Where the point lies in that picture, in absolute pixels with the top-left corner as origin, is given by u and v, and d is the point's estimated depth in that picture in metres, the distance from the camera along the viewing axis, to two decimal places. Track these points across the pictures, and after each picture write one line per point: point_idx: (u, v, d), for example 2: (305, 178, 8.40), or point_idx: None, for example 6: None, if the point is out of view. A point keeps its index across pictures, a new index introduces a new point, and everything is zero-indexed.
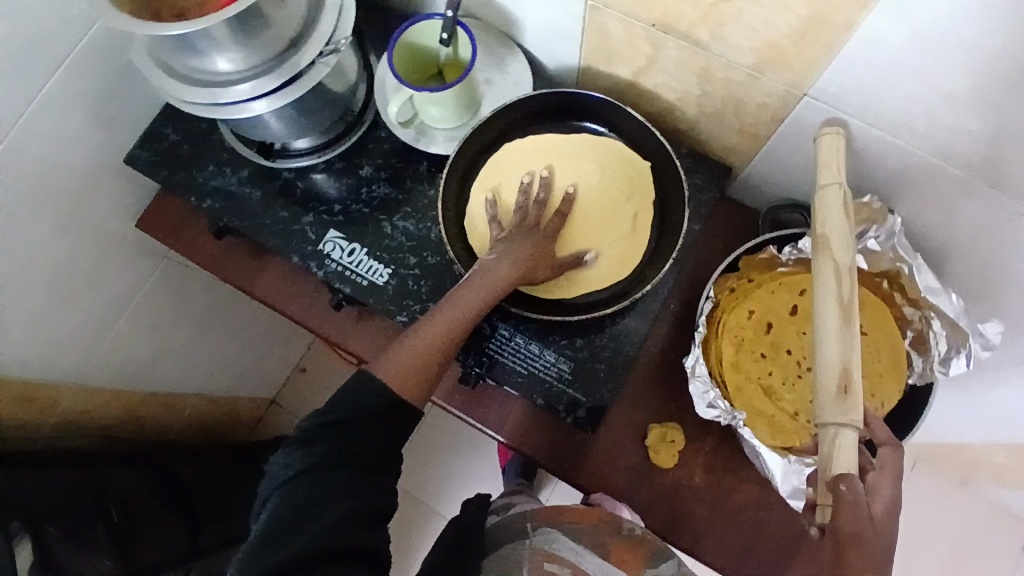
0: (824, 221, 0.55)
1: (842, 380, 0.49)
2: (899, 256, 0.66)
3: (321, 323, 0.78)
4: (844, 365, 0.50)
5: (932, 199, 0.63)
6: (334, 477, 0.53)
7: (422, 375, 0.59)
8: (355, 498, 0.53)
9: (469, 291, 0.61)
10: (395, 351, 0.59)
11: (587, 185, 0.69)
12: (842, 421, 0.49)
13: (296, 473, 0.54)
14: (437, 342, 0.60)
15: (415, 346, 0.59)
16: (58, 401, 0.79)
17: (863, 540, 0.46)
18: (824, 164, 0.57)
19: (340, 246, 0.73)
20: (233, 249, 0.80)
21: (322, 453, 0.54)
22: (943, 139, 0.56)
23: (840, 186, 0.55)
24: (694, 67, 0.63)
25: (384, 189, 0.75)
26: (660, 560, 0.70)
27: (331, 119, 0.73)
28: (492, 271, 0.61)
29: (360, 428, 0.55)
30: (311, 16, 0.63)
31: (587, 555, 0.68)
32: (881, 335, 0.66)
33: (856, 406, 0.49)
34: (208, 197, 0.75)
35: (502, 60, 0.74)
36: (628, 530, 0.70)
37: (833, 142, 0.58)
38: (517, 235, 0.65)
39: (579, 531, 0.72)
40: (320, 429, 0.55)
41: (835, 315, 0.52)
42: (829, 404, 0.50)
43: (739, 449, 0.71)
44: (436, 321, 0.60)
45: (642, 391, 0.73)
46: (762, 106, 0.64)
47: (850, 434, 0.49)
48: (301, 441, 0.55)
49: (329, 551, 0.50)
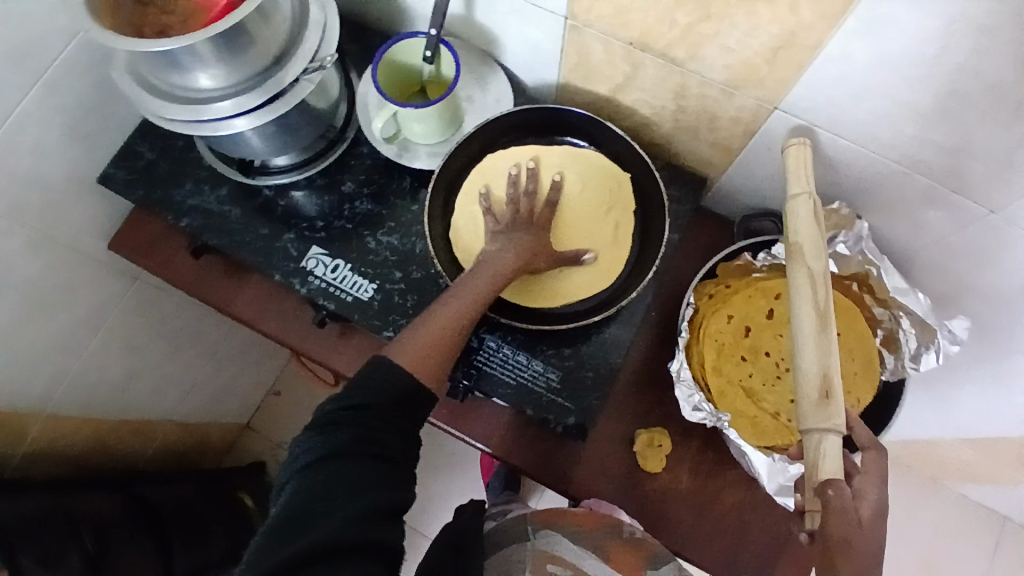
0: (797, 232, 0.57)
1: (822, 385, 0.51)
2: (867, 259, 0.69)
3: (305, 341, 0.77)
4: (824, 370, 0.52)
5: (896, 205, 0.66)
6: (358, 464, 0.52)
7: (435, 357, 0.59)
8: (376, 489, 0.52)
9: (479, 277, 0.62)
10: (409, 336, 0.60)
11: (571, 196, 0.71)
12: (825, 427, 0.51)
13: (315, 459, 0.53)
14: (447, 326, 0.60)
15: (427, 328, 0.60)
16: (28, 429, 0.77)
17: (852, 544, 0.48)
18: (794, 173, 0.59)
19: (323, 262, 0.73)
20: (212, 268, 0.78)
21: (345, 440, 0.53)
22: (906, 148, 0.59)
23: (809, 196, 0.57)
24: (672, 84, 0.66)
25: (366, 205, 0.75)
26: (659, 563, 0.68)
27: (312, 136, 0.73)
28: (495, 260, 0.64)
29: (382, 414, 0.55)
30: (294, 34, 0.63)
31: (589, 558, 0.69)
32: (854, 336, 0.69)
33: (839, 411, 0.51)
34: (186, 216, 0.74)
35: (483, 78, 0.75)
36: (629, 532, 0.69)
37: (800, 153, 0.59)
38: (517, 227, 0.67)
39: (577, 533, 0.71)
40: (341, 415, 0.54)
41: (812, 322, 0.54)
42: (811, 410, 0.51)
43: (723, 452, 0.73)
44: (447, 306, 0.61)
45: (627, 399, 0.74)
46: (735, 120, 0.67)
47: (833, 439, 0.51)
48: (320, 426, 0.55)
49: (345, 544, 0.49)
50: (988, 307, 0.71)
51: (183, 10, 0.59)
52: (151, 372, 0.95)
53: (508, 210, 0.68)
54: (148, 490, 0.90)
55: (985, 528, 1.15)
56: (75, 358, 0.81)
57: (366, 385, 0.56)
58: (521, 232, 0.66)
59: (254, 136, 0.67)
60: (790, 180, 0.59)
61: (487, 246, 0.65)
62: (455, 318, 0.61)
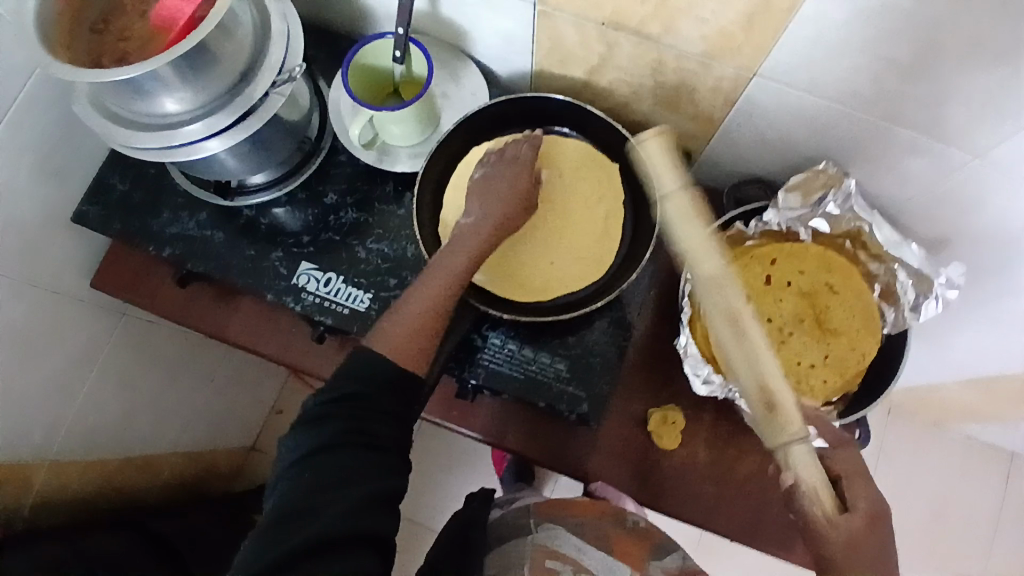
0: (676, 236, 0.57)
1: (763, 398, 0.57)
2: (857, 216, 0.70)
3: (304, 358, 0.76)
4: (761, 383, 0.57)
5: (881, 159, 0.67)
6: (349, 455, 0.51)
7: (418, 340, 0.58)
8: (368, 480, 0.51)
9: (451, 256, 0.61)
10: (387, 325, 0.58)
11: (558, 179, 0.70)
12: (784, 444, 0.56)
13: (304, 455, 0.52)
14: (427, 310, 0.59)
15: (403, 317, 0.59)
16: (34, 478, 0.74)
17: (837, 563, 0.53)
18: (659, 169, 0.57)
19: (315, 277, 0.71)
20: (199, 295, 0.77)
21: (334, 432, 0.52)
22: (889, 102, 0.59)
23: (683, 191, 0.56)
24: (648, 60, 0.65)
25: (352, 214, 0.74)
26: (664, 553, 0.72)
27: (288, 150, 0.71)
28: (469, 235, 0.62)
29: (372, 404, 0.54)
30: (259, 47, 0.61)
31: (589, 552, 0.68)
32: (852, 293, 0.71)
33: (791, 420, 0.56)
34: (168, 244, 0.72)
35: (455, 73, 0.74)
36: (631, 522, 0.74)
37: (660, 142, 0.57)
38: (490, 189, 0.64)
39: (581, 524, 0.72)
40: (330, 407, 0.53)
41: (726, 325, 0.59)
42: (775, 429, 0.57)
43: (736, 420, 0.73)
44: (422, 289, 0.60)
45: (636, 380, 0.74)
46: (715, 91, 0.66)
47: (801, 446, 0.56)
48: (310, 421, 0.53)
49: (339, 538, 0.48)
50: (978, 249, 0.72)
51: (141, 34, 0.57)
52: (149, 405, 0.92)
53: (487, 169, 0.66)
54: (161, 524, 0.89)
55: (989, 465, 1.18)
56: (69, 403, 0.78)
57: (355, 373, 0.55)
58: (490, 202, 0.63)
59: (228, 156, 0.65)
60: (659, 173, 0.57)
61: (461, 220, 0.63)
62: (432, 302, 0.60)
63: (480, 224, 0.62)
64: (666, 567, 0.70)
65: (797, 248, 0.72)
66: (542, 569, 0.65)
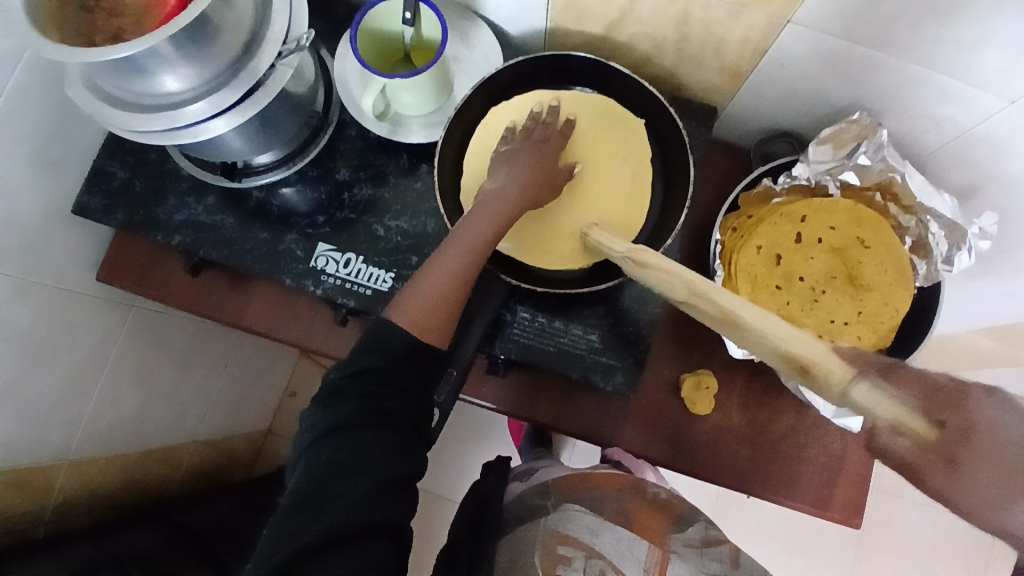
0: (654, 285, 0.55)
1: (794, 363, 0.37)
2: (889, 166, 0.67)
3: (325, 342, 0.73)
4: (782, 347, 0.39)
5: (916, 106, 0.64)
6: (361, 436, 0.50)
7: (441, 310, 0.54)
8: (383, 463, 0.49)
9: (483, 215, 0.57)
10: (409, 293, 0.54)
11: (586, 145, 0.68)
12: (841, 394, 0.33)
13: (320, 435, 0.50)
14: (454, 279, 0.55)
15: (427, 284, 0.54)
16: (54, 480, 0.73)
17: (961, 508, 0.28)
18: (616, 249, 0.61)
19: (334, 258, 0.69)
20: (213, 283, 0.74)
21: (349, 412, 0.50)
22: (929, 49, 0.56)
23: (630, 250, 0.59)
24: (672, 12, 0.62)
25: (367, 190, 0.71)
26: (686, 524, 0.71)
27: (295, 126, 0.68)
28: (499, 199, 0.58)
29: (387, 378, 0.52)
30: (261, 14, 0.57)
31: (603, 533, 0.66)
32: (883, 247, 0.68)
33: (829, 366, 0.34)
34: (176, 232, 0.70)
35: (465, 34, 0.70)
36: (652, 494, 0.73)
37: (600, 234, 0.64)
38: (518, 155, 0.62)
39: (602, 497, 0.71)
40: (345, 384, 0.52)
41: (728, 329, 0.46)
42: (824, 390, 0.36)
43: (769, 383, 0.72)
44: (451, 251, 0.55)
45: (667, 347, 0.73)
46: (743, 41, 0.63)
47: (864, 385, 0.32)
48: (325, 400, 0.52)
49: (352, 530, 0.46)
50: (1013, 198, 0.69)
51: (135, 9, 0.53)
52: (165, 397, 0.90)
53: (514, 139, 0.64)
54: (187, 517, 0.89)
55: None
56: (86, 401, 0.76)
57: (370, 347, 0.53)
58: (518, 174, 0.60)
59: (234, 137, 0.62)
60: (608, 249, 0.62)
61: (489, 184, 0.60)
62: (458, 269, 0.55)
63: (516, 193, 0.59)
64: (688, 541, 0.68)
65: (827, 203, 0.69)
66: (554, 556, 0.63)
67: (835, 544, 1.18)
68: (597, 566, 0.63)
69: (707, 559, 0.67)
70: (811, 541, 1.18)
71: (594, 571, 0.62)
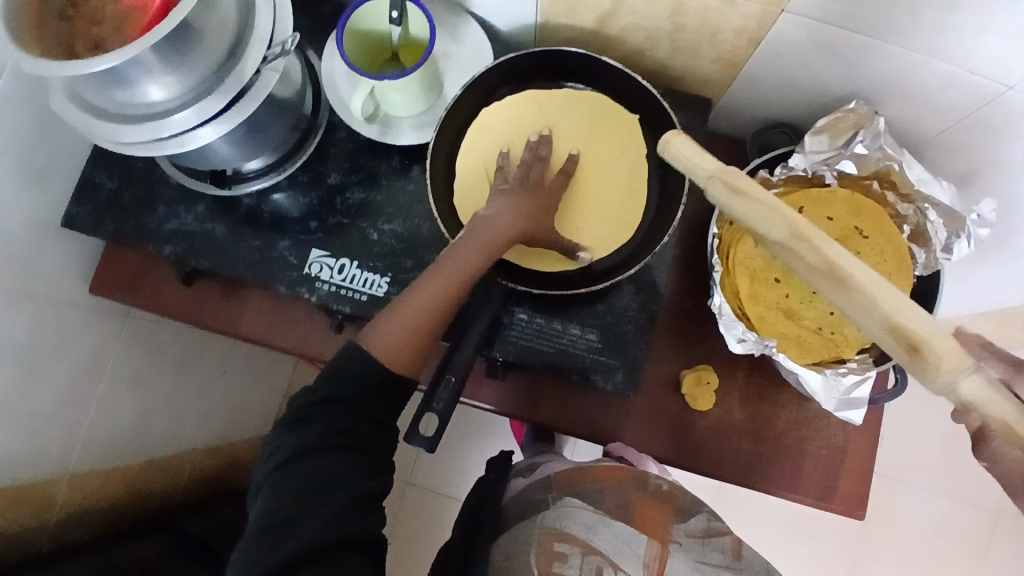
0: (742, 214, 0.48)
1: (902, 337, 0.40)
2: (888, 155, 0.67)
3: (321, 350, 0.73)
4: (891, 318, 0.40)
5: (915, 94, 0.63)
6: (331, 459, 0.50)
7: (415, 341, 0.54)
8: (352, 483, 0.50)
9: (469, 241, 0.56)
10: (383, 321, 0.54)
11: (581, 143, 0.69)
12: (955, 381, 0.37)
13: (286, 459, 0.50)
14: (432, 310, 0.55)
15: (404, 312, 0.54)
16: (56, 494, 0.72)
17: None
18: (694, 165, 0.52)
19: (328, 264, 0.68)
20: (206, 292, 0.73)
21: (315, 435, 0.50)
22: (929, 35, 0.55)
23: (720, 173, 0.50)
24: (666, 2, 0.60)
25: (359, 194, 0.70)
26: (688, 515, 0.70)
27: (284, 131, 0.67)
28: (490, 224, 0.57)
29: (357, 406, 0.52)
30: (243, 18, 0.56)
31: (601, 529, 0.66)
32: (883, 237, 0.68)
33: (943, 352, 0.38)
34: (167, 242, 0.69)
35: (454, 30, 0.69)
36: (654, 486, 0.71)
37: (684, 142, 0.53)
38: (522, 188, 0.62)
39: (603, 490, 0.70)
40: (311, 409, 0.51)
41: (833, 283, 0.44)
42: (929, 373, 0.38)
43: (769, 375, 0.72)
44: (433, 279, 0.55)
45: (667, 344, 0.72)
46: (738, 31, 0.62)
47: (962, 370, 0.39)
48: (292, 423, 0.52)
49: (328, 547, 0.47)
50: (1013, 183, 0.69)
51: (114, 16, 0.51)
52: (163, 406, 0.89)
53: (512, 176, 0.63)
54: (188, 523, 0.88)
55: None
56: (82, 414, 0.76)
57: (340, 373, 0.53)
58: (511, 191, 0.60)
59: (222, 145, 0.61)
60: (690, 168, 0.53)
61: (483, 209, 0.59)
62: (438, 298, 0.55)
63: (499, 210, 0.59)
64: (690, 531, 0.68)
65: (825, 193, 0.69)
66: (551, 553, 0.63)
67: (838, 530, 1.19)
68: (594, 563, 0.63)
69: (709, 550, 0.67)
70: (815, 527, 1.19)
71: (591, 568, 0.62)
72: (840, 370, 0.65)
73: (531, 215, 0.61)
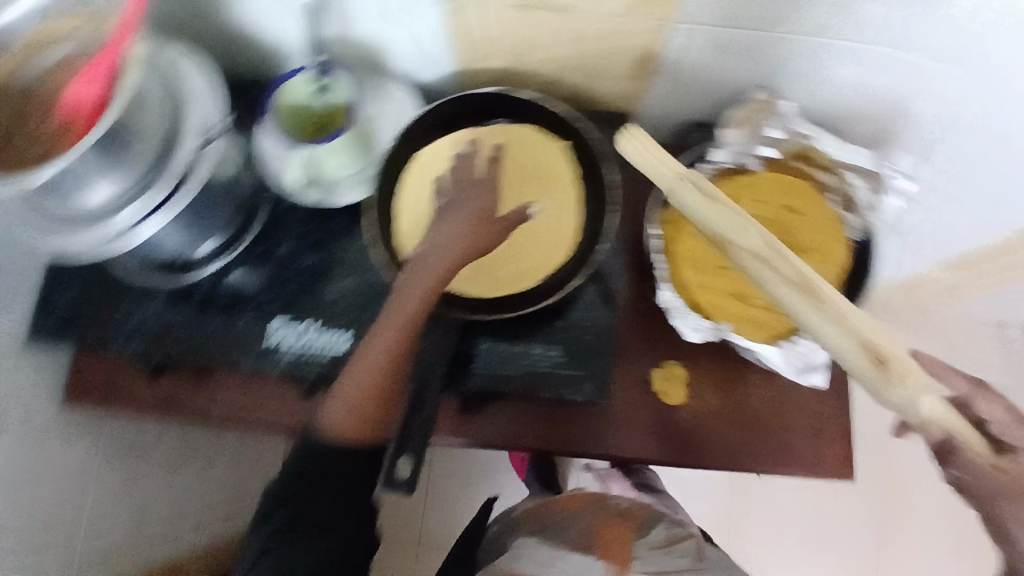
0: (710, 225, 0.54)
1: (869, 352, 0.45)
2: (801, 134, 0.71)
3: (300, 419, 0.72)
4: (857, 335, 0.46)
5: (810, 73, 0.68)
6: (296, 541, 0.58)
7: (371, 409, 0.56)
8: (314, 559, 0.58)
9: (407, 294, 0.55)
10: (335, 396, 0.57)
11: (514, 172, 0.73)
12: (913, 395, 0.44)
13: (262, 542, 0.60)
14: (381, 372, 0.55)
15: (353, 382, 0.56)
16: None
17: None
18: (654, 167, 0.58)
19: (289, 330, 0.70)
20: (177, 382, 0.74)
21: (281, 521, 0.59)
22: (807, 20, 0.60)
23: (689, 182, 0.56)
24: (568, 32, 0.66)
25: (311, 258, 0.72)
26: (648, 528, 0.81)
27: (230, 209, 0.69)
28: (427, 266, 0.56)
29: (308, 492, 0.58)
30: (179, 113, 0.60)
31: (564, 557, 0.75)
32: (809, 204, 0.74)
33: (906, 367, 0.44)
34: (134, 337, 0.73)
35: (382, 86, 0.71)
36: (614, 505, 0.82)
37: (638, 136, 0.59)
38: (454, 206, 0.59)
39: (568, 520, 0.80)
40: (276, 497, 0.60)
41: (798, 294, 0.49)
42: (891, 382, 0.44)
43: (734, 359, 0.74)
44: (374, 345, 0.56)
45: (634, 346, 0.74)
46: (639, 47, 0.67)
47: (929, 396, 0.44)
48: (265, 510, 0.60)
49: None
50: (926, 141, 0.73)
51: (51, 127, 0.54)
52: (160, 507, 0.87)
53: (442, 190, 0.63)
54: None
55: None
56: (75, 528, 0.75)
57: (295, 460, 0.59)
58: (448, 224, 0.57)
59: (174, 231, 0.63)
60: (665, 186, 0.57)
61: (418, 247, 0.57)
62: (384, 362, 0.55)
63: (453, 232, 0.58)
64: (651, 544, 0.78)
65: (749, 179, 0.75)
66: None
67: None
68: None
69: (670, 557, 0.77)
70: None
71: None
72: (794, 341, 0.67)
73: (483, 235, 0.59)
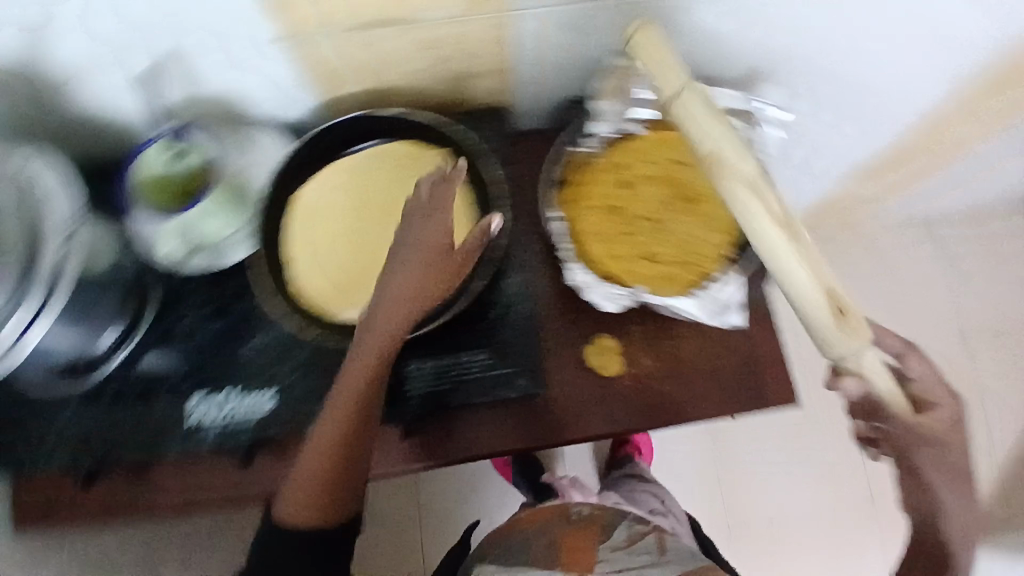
0: (703, 138, 0.56)
1: (835, 303, 0.51)
2: None
3: (253, 487, 0.68)
4: (828, 288, 0.52)
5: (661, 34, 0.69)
6: None
7: (329, 491, 0.59)
8: None
9: (352, 372, 0.56)
10: (293, 482, 0.59)
11: (401, 191, 0.72)
12: (855, 346, 0.52)
13: None
14: (331, 457, 0.57)
15: (307, 468, 0.58)
16: None
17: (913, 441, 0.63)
18: (661, 70, 0.61)
19: (208, 405, 0.68)
20: (121, 484, 0.69)
21: None
22: None
23: (693, 91, 0.58)
24: (417, 43, 0.66)
25: (216, 326, 0.70)
26: (610, 531, 0.87)
27: (116, 297, 0.67)
28: (372, 332, 0.55)
29: None
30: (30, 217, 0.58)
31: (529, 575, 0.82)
32: (699, 155, 0.74)
33: (857, 323, 0.52)
34: (48, 454, 0.68)
35: (242, 139, 0.70)
36: (574, 515, 0.87)
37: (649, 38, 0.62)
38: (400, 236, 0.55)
39: (529, 539, 0.86)
40: None
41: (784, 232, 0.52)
42: (845, 328, 0.51)
43: (659, 316, 0.75)
44: (323, 430, 0.57)
45: (559, 329, 0.74)
46: (491, 43, 0.68)
47: (866, 351, 0.53)
48: None
49: None
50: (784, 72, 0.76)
51: None
52: None
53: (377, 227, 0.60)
54: None
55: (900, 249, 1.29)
56: None
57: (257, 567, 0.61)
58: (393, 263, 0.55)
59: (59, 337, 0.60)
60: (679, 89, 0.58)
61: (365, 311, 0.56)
62: (331, 447, 0.57)
63: (395, 291, 0.54)
64: (613, 545, 0.85)
65: (639, 145, 0.74)
66: None
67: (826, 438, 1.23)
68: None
69: (633, 555, 0.84)
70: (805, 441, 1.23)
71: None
72: (710, 287, 0.70)
73: (438, 271, 0.55)
